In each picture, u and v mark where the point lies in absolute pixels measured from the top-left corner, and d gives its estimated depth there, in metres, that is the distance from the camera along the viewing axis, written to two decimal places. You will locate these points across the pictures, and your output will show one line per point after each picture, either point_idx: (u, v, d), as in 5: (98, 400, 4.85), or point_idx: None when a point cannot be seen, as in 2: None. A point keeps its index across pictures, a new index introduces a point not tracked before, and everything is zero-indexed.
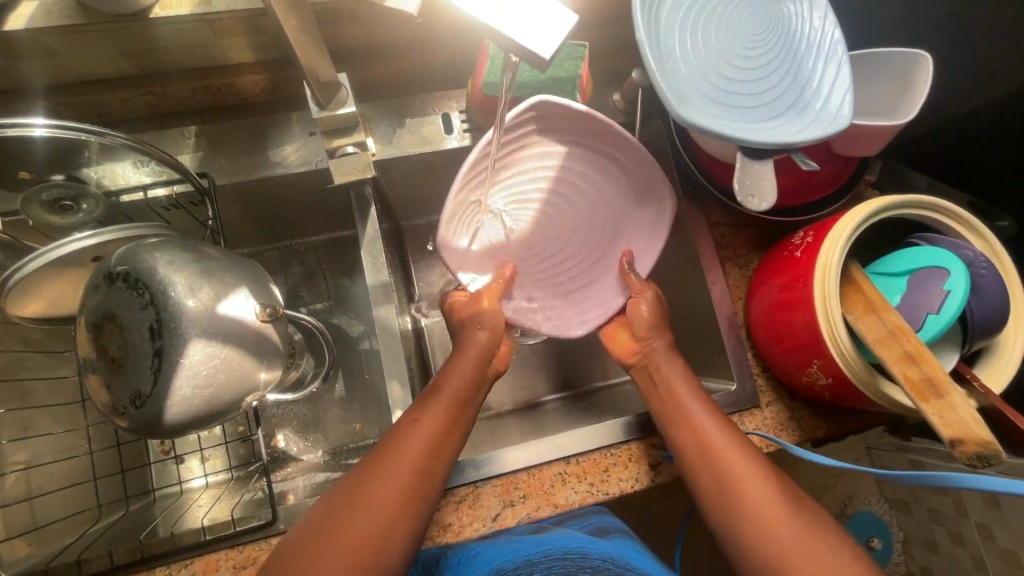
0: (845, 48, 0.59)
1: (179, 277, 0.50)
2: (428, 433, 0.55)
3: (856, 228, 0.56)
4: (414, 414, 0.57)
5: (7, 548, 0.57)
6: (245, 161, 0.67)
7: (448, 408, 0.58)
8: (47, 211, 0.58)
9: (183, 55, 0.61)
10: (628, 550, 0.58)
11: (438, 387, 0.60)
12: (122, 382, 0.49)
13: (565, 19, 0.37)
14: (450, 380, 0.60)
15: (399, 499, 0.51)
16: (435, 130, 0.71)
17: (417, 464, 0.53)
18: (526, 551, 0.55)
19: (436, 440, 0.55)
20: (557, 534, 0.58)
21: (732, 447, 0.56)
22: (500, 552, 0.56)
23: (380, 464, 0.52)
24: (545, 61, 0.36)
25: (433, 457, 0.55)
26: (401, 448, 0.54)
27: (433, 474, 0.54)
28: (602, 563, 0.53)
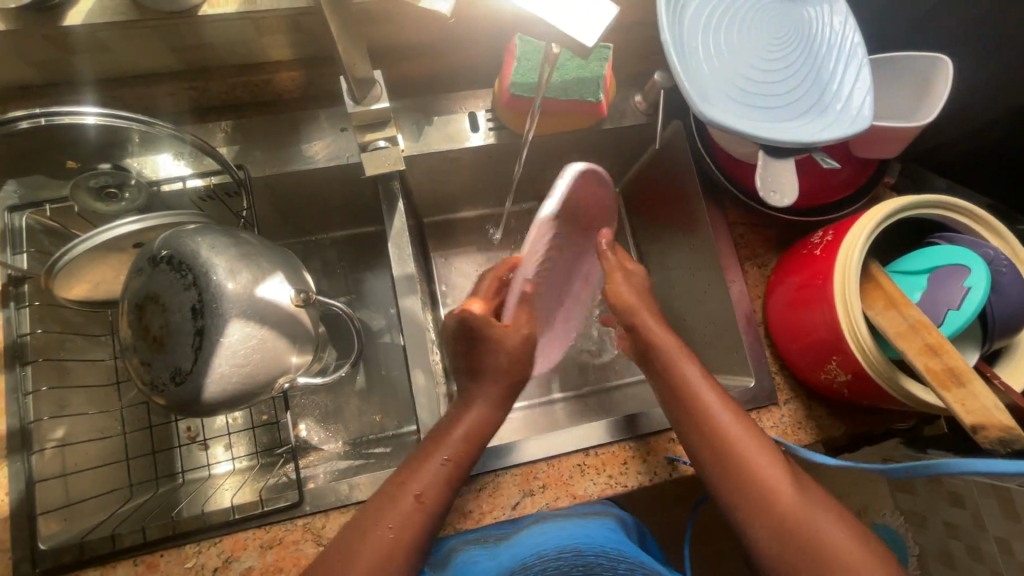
0: (865, 50, 0.61)
1: (220, 261, 0.52)
2: (429, 493, 0.54)
3: (877, 226, 0.57)
4: (407, 474, 0.55)
5: (40, 523, 0.59)
6: (278, 153, 0.69)
7: (451, 463, 0.56)
8: (92, 198, 0.61)
9: (225, 53, 0.64)
10: (613, 534, 0.59)
11: (444, 439, 0.57)
12: (162, 360, 0.51)
13: (606, 12, 0.40)
14: (455, 434, 0.58)
15: (395, 557, 0.51)
16: (460, 128, 0.73)
17: (418, 524, 0.53)
18: (523, 555, 0.57)
19: (438, 501, 0.55)
20: (551, 530, 0.59)
21: (750, 435, 0.57)
22: (499, 561, 0.58)
23: (384, 524, 0.52)
24: (587, 49, 0.40)
25: (432, 515, 0.54)
26: (396, 510, 0.53)
27: (427, 531, 0.53)
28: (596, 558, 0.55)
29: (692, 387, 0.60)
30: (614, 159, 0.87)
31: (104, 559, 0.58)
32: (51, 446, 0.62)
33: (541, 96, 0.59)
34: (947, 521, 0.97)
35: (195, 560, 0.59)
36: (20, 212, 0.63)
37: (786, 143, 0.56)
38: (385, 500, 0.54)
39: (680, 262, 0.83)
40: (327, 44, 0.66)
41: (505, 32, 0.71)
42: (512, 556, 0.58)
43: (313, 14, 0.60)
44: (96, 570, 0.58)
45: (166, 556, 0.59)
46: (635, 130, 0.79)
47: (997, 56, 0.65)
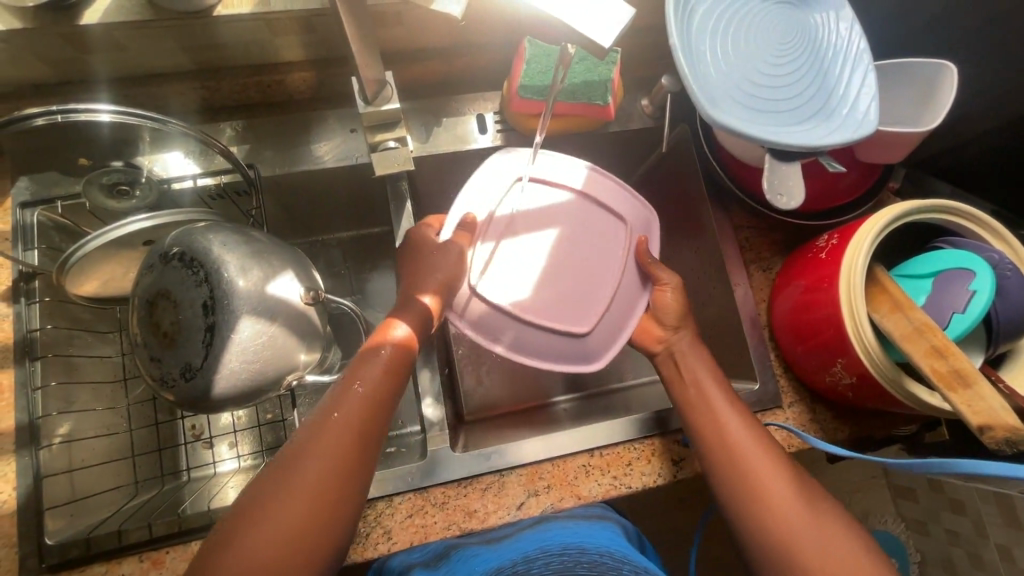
0: (870, 58, 0.62)
1: (232, 258, 0.52)
2: (371, 386, 0.55)
3: (883, 228, 0.58)
4: (350, 371, 0.56)
5: (45, 519, 0.58)
6: (288, 153, 0.70)
7: (389, 359, 0.58)
8: (104, 195, 0.61)
9: (239, 54, 0.65)
10: (611, 536, 0.61)
11: (383, 336, 0.59)
12: (173, 356, 0.52)
13: (622, 14, 0.40)
14: (389, 333, 0.59)
15: (353, 467, 0.52)
16: (469, 130, 0.74)
17: (365, 414, 0.54)
18: (525, 549, 0.58)
19: (380, 390, 0.56)
20: (554, 527, 0.61)
21: (746, 427, 0.59)
22: (499, 553, 0.60)
23: (330, 411, 0.53)
24: (604, 50, 0.40)
25: (376, 404, 0.55)
26: (343, 401, 0.54)
27: (374, 423, 0.55)
28: (599, 558, 0.55)
29: (704, 389, 0.62)
30: (621, 162, 0.87)
31: (109, 555, 0.58)
32: (57, 442, 0.62)
33: (553, 96, 0.56)
34: (948, 528, 0.97)
35: None
36: (31, 208, 0.63)
37: (793, 147, 0.56)
38: (331, 397, 0.54)
39: (685, 265, 0.84)
40: (338, 45, 0.66)
41: (515, 35, 0.72)
42: (512, 551, 0.59)
43: (326, 16, 0.60)
44: (101, 568, 0.58)
45: (171, 553, 0.59)
46: (641, 133, 0.80)
47: (1000, 66, 0.66)
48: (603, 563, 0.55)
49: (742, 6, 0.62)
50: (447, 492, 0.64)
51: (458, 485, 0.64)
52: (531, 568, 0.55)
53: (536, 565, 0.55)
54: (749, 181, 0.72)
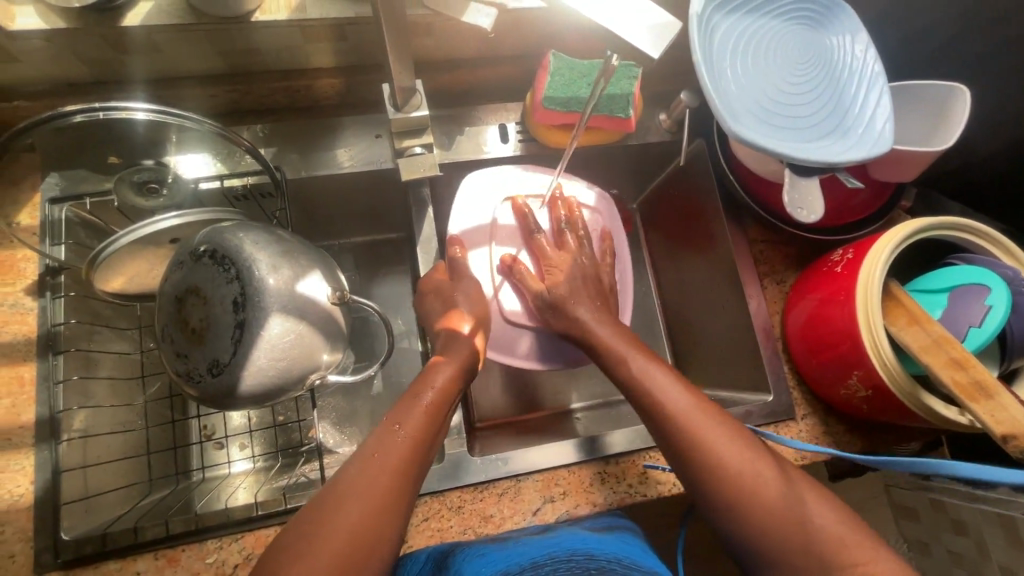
0: (885, 80, 0.64)
1: (263, 256, 0.53)
2: (414, 428, 0.53)
3: (898, 244, 0.59)
4: (392, 414, 0.55)
5: (62, 514, 0.58)
6: (312, 157, 0.71)
7: (432, 401, 0.56)
8: (134, 194, 0.62)
9: (270, 59, 0.66)
10: (623, 544, 0.56)
11: (425, 381, 0.58)
12: (202, 352, 0.52)
13: (668, 27, 0.42)
14: (433, 378, 0.58)
15: (392, 509, 0.48)
16: (491, 139, 0.75)
17: (406, 462, 0.51)
18: (533, 555, 0.52)
19: (422, 434, 0.53)
20: (563, 535, 0.56)
21: (718, 425, 0.54)
22: (508, 556, 0.54)
23: (371, 451, 0.51)
24: (652, 60, 0.41)
25: (418, 451, 0.52)
26: (387, 444, 0.51)
27: (412, 472, 0.51)
28: (608, 563, 0.51)
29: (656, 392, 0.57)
30: (637, 174, 0.89)
31: (125, 551, 0.57)
32: (75, 436, 0.61)
33: (591, 105, 0.53)
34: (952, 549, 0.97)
35: (215, 556, 0.58)
36: (60, 204, 0.64)
37: (813, 163, 0.58)
38: (372, 442, 0.52)
39: (698, 277, 0.85)
40: (369, 51, 0.68)
41: (540, 47, 0.74)
42: (524, 553, 0.54)
43: (360, 24, 0.62)
44: (116, 564, 0.57)
45: (186, 551, 0.58)
46: (659, 147, 0.82)
47: (1008, 92, 0.68)
48: (613, 568, 0.50)
49: (762, 26, 0.64)
50: (463, 497, 0.64)
51: (474, 489, 0.64)
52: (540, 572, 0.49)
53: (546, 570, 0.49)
54: (765, 193, 0.73)
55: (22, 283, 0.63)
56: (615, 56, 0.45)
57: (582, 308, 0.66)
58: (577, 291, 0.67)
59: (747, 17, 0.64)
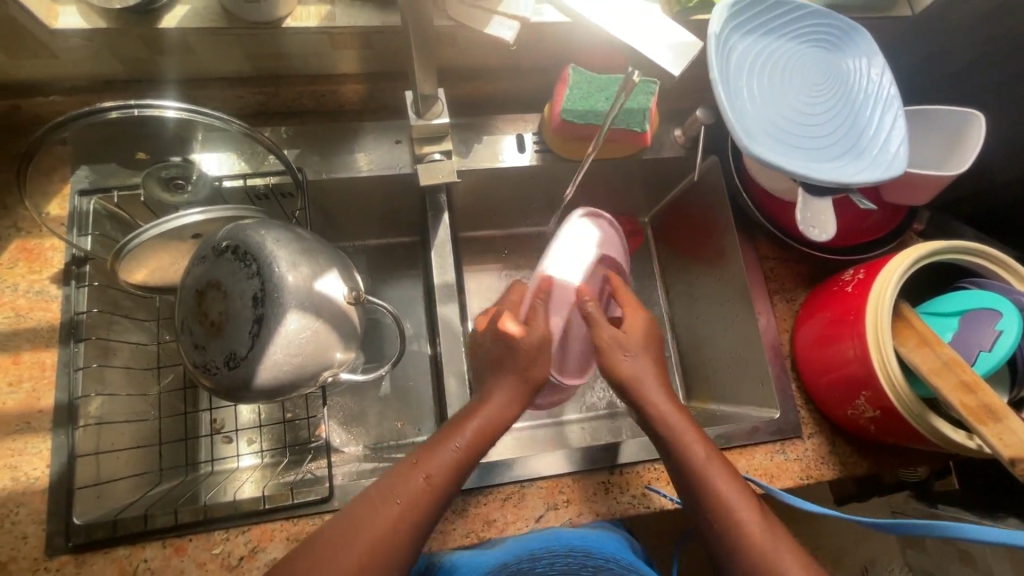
0: (900, 103, 0.65)
1: (283, 253, 0.54)
2: (440, 474, 0.54)
3: (909, 266, 0.60)
4: (419, 455, 0.55)
5: (76, 499, 0.59)
6: (333, 160, 0.73)
7: (461, 449, 0.56)
8: (161, 188, 0.64)
9: (298, 64, 0.68)
10: (611, 541, 0.63)
11: (462, 422, 0.58)
12: (219, 344, 0.54)
13: (689, 46, 0.43)
14: (473, 419, 0.58)
15: (393, 550, 0.51)
16: (508, 149, 0.76)
17: (423, 506, 0.53)
18: (532, 547, 0.60)
19: (443, 481, 0.54)
20: (558, 528, 0.63)
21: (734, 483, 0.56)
22: (504, 548, 0.61)
23: (393, 499, 0.53)
24: (673, 76, 0.43)
25: (434, 497, 0.54)
26: (406, 487, 0.53)
27: (432, 514, 0.54)
28: (606, 562, 0.59)
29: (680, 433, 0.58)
30: (651, 189, 0.90)
31: (133, 538, 0.58)
32: (91, 423, 0.62)
33: (610, 117, 0.58)
34: None
35: (222, 547, 0.59)
36: (89, 196, 0.66)
37: (826, 182, 0.58)
38: (396, 480, 0.54)
39: (708, 293, 0.85)
40: (394, 59, 0.69)
41: (560, 61, 0.75)
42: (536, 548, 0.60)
43: (386, 33, 0.64)
44: (125, 550, 0.58)
45: (194, 540, 0.59)
46: (673, 162, 0.82)
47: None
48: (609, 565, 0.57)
49: (779, 48, 0.65)
50: (467, 500, 0.64)
51: (479, 493, 0.65)
52: (537, 565, 0.58)
53: (542, 564, 0.59)
54: (778, 209, 0.74)
55: (49, 272, 0.65)
56: (636, 72, 0.48)
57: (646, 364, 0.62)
58: (645, 354, 0.63)
59: (765, 38, 0.65)
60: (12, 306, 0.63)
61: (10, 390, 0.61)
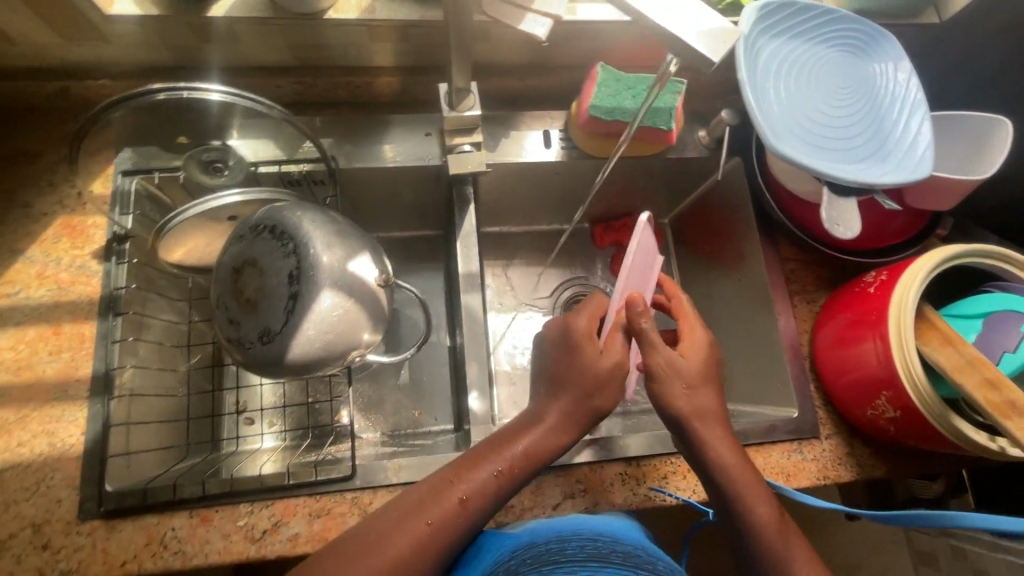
0: (926, 110, 0.65)
1: (319, 234, 0.56)
2: (477, 497, 0.54)
3: (932, 267, 0.60)
4: (456, 472, 0.55)
5: (109, 466, 0.61)
6: (365, 150, 0.75)
7: (502, 471, 0.55)
8: (201, 171, 0.66)
9: (336, 55, 0.71)
10: (630, 529, 0.56)
11: (511, 444, 0.57)
12: (254, 319, 0.56)
13: (728, 35, 0.44)
14: (518, 446, 0.56)
15: (421, 555, 0.51)
16: (535, 144, 0.78)
17: (457, 521, 0.53)
18: (560, 529, 0.54)
19: (479, 497, 0.54)
20: (585, 517, 0.58)
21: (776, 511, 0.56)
22: (529, 533, 0.56)
23: (425, 517, 0.52)
24: (712, 63, 0.44)
25: (469, 513, 0.53)
26: (440, 506, 0.53)
27: (465, 530, 0.53)
28: (634, 548, 0.51)
29: (719, 456, 0.57)
30: (673, 189, 0.90)
31: (162, 506, 0.60)
32: (125, 394, 0.64)
33: (642, 113, 0.62)
34: None
35: (246, 520, 0.61)
36: (132, 176, 0.69)
37: (851, 182, 0.59)
38: (432, 491, 0.54)
39: (727, 294, 0.86)
40: (429, 52, 0.71)
41: (589, 60, 0.77)
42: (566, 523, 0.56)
43: (423, 27, 0.66)
44: (153, 518, 0.60)
45: (220, 512, 0.61)
46: (697, 162, 0.83)
47: None
48: (639, 554, 0.50)
49: (806, 52, 0.67)
50: None
51: None
52: (566, 547, 0.50)
53: (569, 544, 0.51)
54: (800, 208, 0.75)
55: (90, 248, 0.67)
56: (671, 64, 0.50)
57: (702, 394, 0.58)
58: (699, 381, 0.59)
59: (792, 41, 0.66)
60: (56, 280, 0.66)
61: (51, 359, 0.63)
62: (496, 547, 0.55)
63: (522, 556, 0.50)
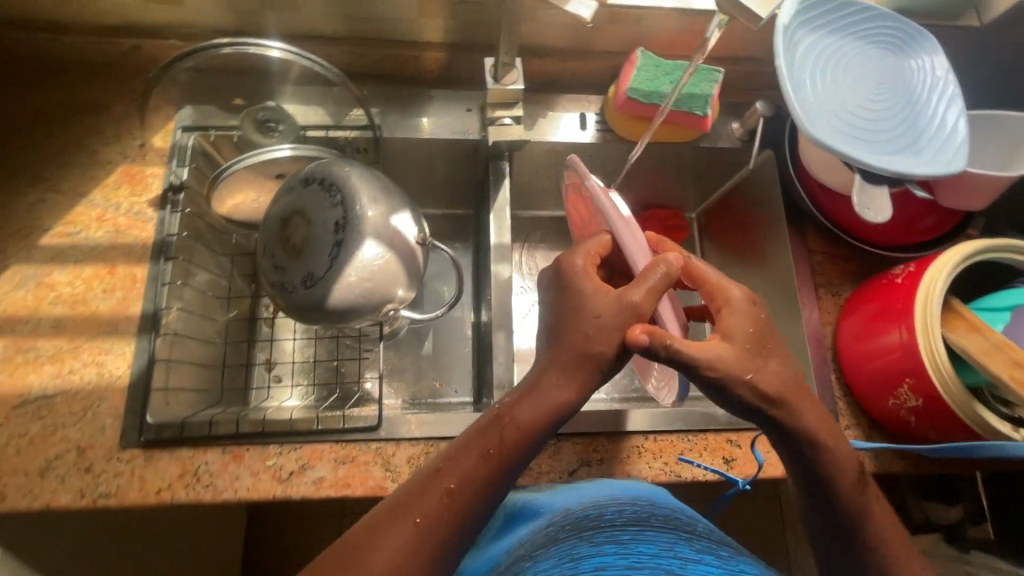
0: (962, 108, 0.66)
1: (366, 189, 0.59)
2: (467, 486, 0.47)
3: (960, 259, 0.61)
4: (443, 462, 0.48)
5: (152, 398, 0.64)
6: (408, 120, 0.78)
7: (494, 451, 0.48)
8: (255, 129, 0.70)
9: (388, 28, 0.75)
10: (661, 495, 0.57)
11: (496, 420, 0.49)
12: (299, 264, 0.59)
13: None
14: (506, 421, 0.48)
15: (419, 555, 0.44)
16: (572, 124, 0.80)
17: (454, 513, 0.46)
18: (595, 493, 0.54)
19: (474, 485, 0.47)
20: (618, 483, 0.58)
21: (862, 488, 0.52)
22: (564, 497, 0.55)
23: (412, 514, 0.46)
24: (758, 19, 0.50)
25: (467, 501, 0.47)
26: (425, 499, 0.46)
27: (463, 523, 0.46)
28: (671, 510, 0.52)
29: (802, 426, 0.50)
30: (703, 181, 0.92)
31: (198, 440, 0.63)
32: (169, 334, 0.67)
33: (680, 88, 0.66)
34: None
35: (275, 460, 0.63)
36: (190, 132, 0.73)
37: (884, 170, 0.60)
38: (420, 484, 0.47)
39: (751, 286, 0.87)
40: (477, 28, 0.75)
41: (628, 46, 0.80)
42: (594, 491, 0.55)
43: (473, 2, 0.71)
44: (188, 450, 0.63)
45: (251, 450, 0.64)
46: (728, 153, 0.85)
47: None
48: (677, 516, 0.52)
49: (843, 46, 0.68)
50: None
51: None
52: (603, 512, 0.50)
53: (607, 509, 0.51)
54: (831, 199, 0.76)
55: (147, 196, 0.71)
56: (714, 32, 0.56)
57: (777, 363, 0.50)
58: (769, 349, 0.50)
59: (830, 35, 0.68)
60: (114, 223, 0.70)
61: (104, 296, 0.67)
62: (530, 513, 0.55)
63: (561, 520, 0.50)
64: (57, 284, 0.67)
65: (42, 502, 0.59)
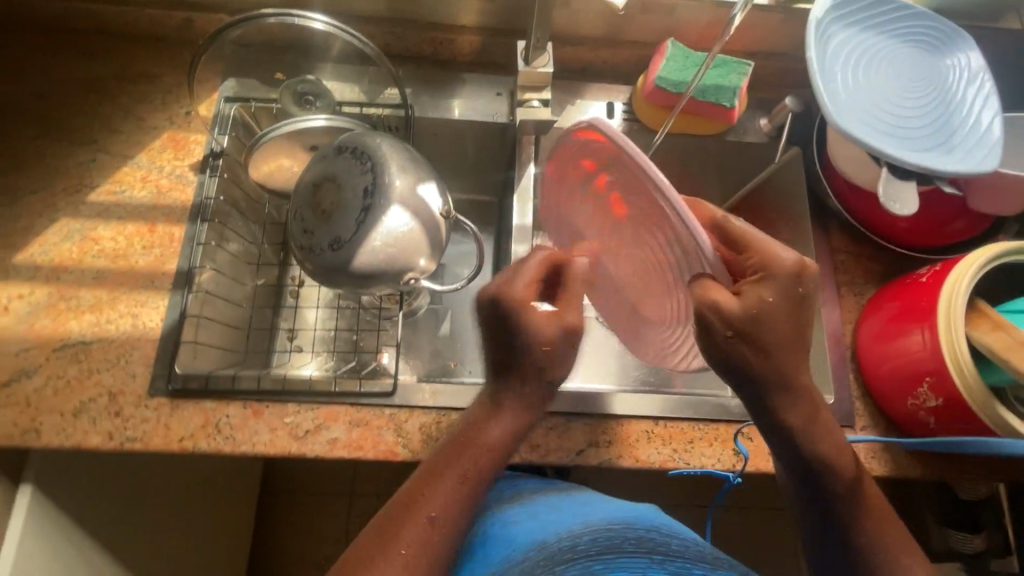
0: (998, 110, 0.65)
1: (395, 159, 0.61)
2: (448, 513, 0.46)
3: (987, 258, 0.60)
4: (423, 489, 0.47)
5: (182, 350, 0.67)
6: (440, 101, 0.80)
7: (469, 476, 0.48)
8: (294, 101, 0.73)
9: (427, 10, 0.77)
10: (648, 513, 0.56)
11: (463, 446, 0.49)
12: (327, 227, 0.61)
13: None
14: (477, 444, 0.49)
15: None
16: (599, 112, 0.81)
17: (436, 543, 0.45)
18: (569, 524, 0.51)
19: (453, 513, 0.46)
20: (601, 504, 0.56)
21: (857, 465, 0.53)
22: (541, 524, 0.52)
23: (398, 545, 0.45)
24: None
25: (450, 528, 0.46)
26: (409, 529, 0.45)
27: (446, 549, 0.46)
28: (652, 530, 0.50)
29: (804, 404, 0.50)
30: None
31: (221, 393, 0.65)
32: (201, 292, 0.70)
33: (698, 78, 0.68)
34: None
35: (293, 418, 0.66)
36: (232, 103, 0.76)
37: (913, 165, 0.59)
38: (399, 513, 0.47)
39: None
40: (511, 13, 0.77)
41: (659, 38, 0.81)
42: (576, 515, 0.53)
43: None
44: (211, 403, 0.65)
45: (270, 407, 0.66)
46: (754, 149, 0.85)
47: None
48: (654, 535, 0.49)
49: (877, 44, 0.68)
50: None
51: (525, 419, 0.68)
52: (578, 542, 0.47)
53: (582, 539, 0.48)
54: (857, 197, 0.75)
55: (189, 160, 0.75)
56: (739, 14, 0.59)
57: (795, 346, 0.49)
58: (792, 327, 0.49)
59: (863, 32, 0.68)
60: (156, 184, 0.74)
61: (143, 252, 0.71)
62: (509, 541, 0.52)
63: (536, 554, 0.47)
64: (101, 238, 0.70)
65: (73, 441, 0.62)
